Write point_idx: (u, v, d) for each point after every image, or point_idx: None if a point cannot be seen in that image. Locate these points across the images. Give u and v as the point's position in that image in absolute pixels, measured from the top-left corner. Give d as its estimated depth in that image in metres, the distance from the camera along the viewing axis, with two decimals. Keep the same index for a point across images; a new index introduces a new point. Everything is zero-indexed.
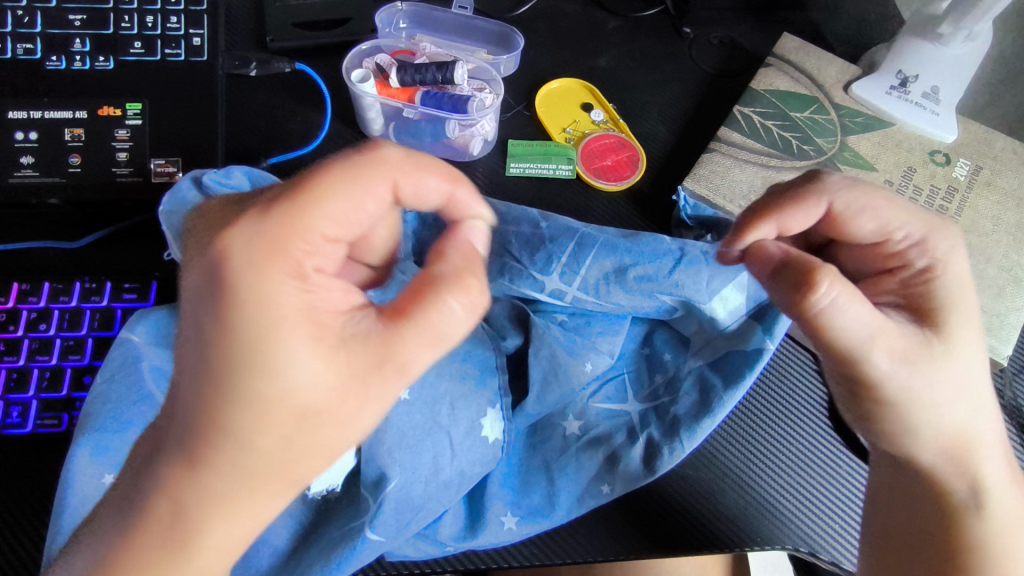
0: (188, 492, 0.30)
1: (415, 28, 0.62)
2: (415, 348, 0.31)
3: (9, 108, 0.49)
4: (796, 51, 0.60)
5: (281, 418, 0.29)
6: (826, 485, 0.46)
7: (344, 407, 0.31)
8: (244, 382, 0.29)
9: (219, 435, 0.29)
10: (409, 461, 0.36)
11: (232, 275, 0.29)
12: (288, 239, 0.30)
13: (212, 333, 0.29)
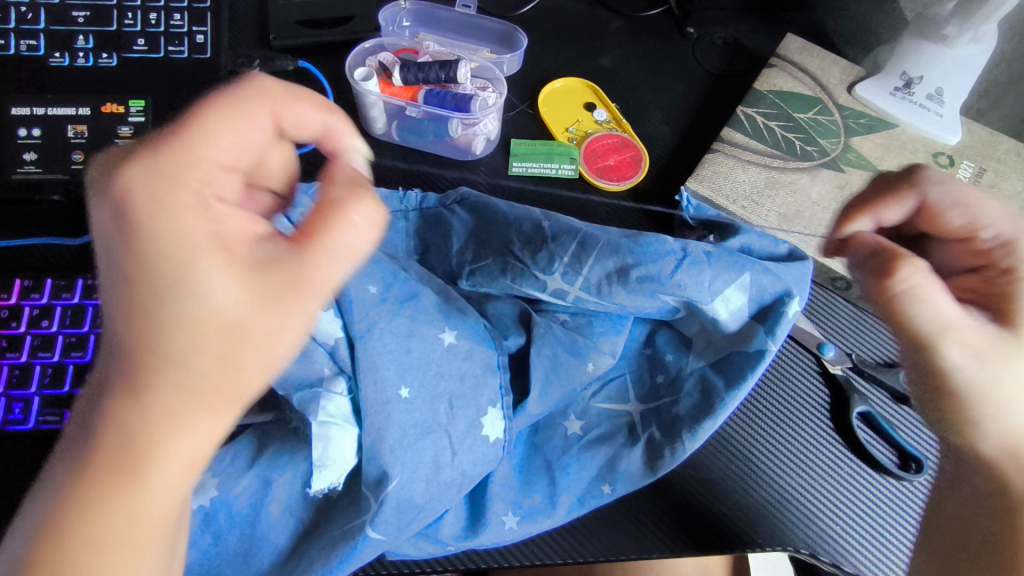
0: (134, 416, 0.29)
1: (418, 27, 0.62)
2: (328, 263, 0.32)
3: (11, 104, 0.49)
4: (799, 51, 0.61)
5: (209, 336, 0.29)
6: (828, 487, 0.46)
7: (268, 324, 0.30)
8: (169, 309, 0.29)
9: (157, 351, 0.29)
10: (409, 460, 0.36)
11: (132, 209, 0.30)
12: (184, 171, 0.30)
13: (122, 266, 0.29)
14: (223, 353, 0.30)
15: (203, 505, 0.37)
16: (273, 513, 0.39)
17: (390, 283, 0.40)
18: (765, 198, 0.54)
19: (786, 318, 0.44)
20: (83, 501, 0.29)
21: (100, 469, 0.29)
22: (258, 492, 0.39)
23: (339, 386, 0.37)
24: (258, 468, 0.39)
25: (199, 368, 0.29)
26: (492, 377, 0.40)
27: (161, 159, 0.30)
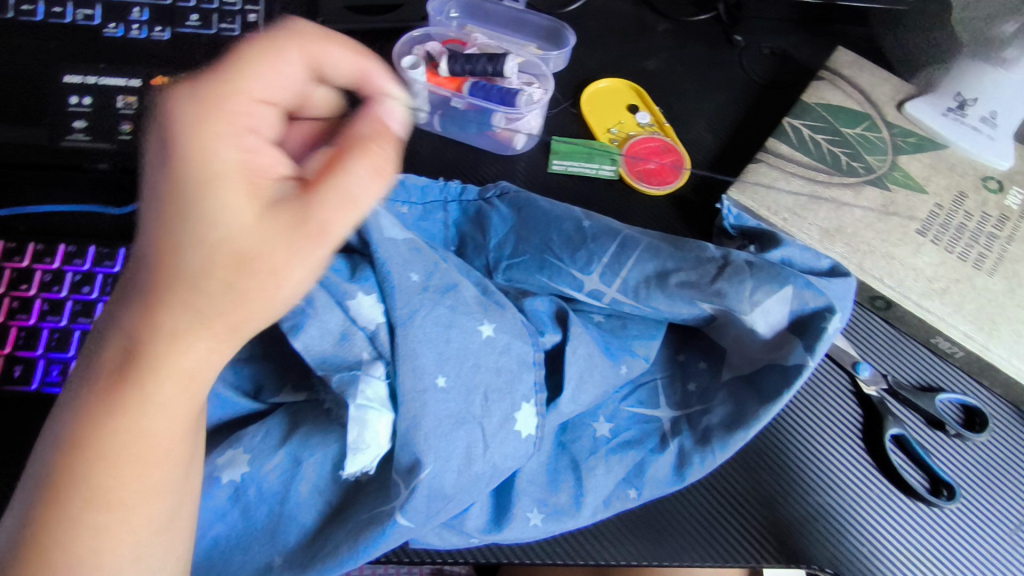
0: (144, 333, 0.31)
1: (466, 19, 0.61)
2: (336, 210, 0.33)
3: (66, 72, 0.50)
4: (850, 65, 0.59)
5: (218, 262, 0.31)
6: (857, 509, 0.45)
7: (275, 260, 0.32)
8: (191, 228, 0.31)
9: (172, 272, 0.31)
10: (443, 449, 0.36)
11: (176, 128, 0.32)
12: (222, 99, 0.33)
13: (158, 182, 0.32)
14: (226, 279, 0.31)
15: (233, 479, 0.39)
16: (301, 492, 0.39)
17: (415, 251, 0.41)
18: (807, 212, 0.53)
19: (827, 335, 0.43)
20: (99, 421, 0.31)
21: (118, 391, 0.31)
22: (287, 471, 0.39)
23: (378, 370, 0.37)
24: (289, 448, 0.39)
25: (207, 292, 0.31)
26: (528, 370, 0.40)
27: (206, 89, 0.33)
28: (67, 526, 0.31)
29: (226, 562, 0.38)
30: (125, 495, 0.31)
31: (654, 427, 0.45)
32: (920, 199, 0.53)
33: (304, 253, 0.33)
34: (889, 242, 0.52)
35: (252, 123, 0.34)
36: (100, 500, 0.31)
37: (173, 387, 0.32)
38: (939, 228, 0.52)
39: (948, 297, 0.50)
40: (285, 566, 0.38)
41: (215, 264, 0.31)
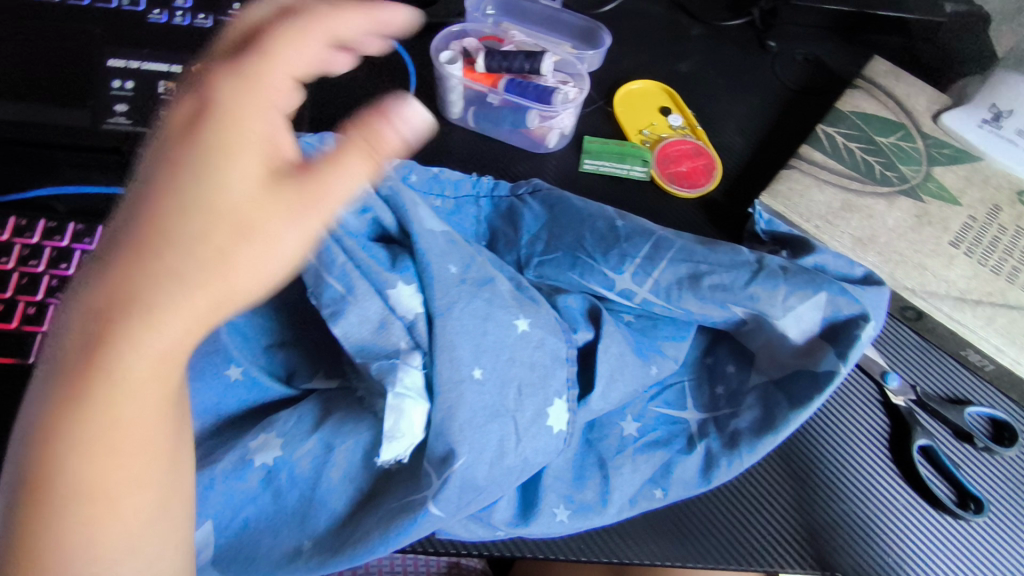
0: (115, 317, 0.29)
1: (501, 17, 0.62)
2: (333, 177, 0.32)
3: (109, 56, 0.50)
4: (885, 75, 0.59)
5: (217, 224, 0.31)
6: (882, 519, 0.45)
7: (268, 231, 0.31)
8: (201, 184, 0.31)
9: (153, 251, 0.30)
10: (477, 441, 0.37)
11: (214, 101, 0.34)
12: (260, 75, 0.35)
13: (173, 151, 0.33)
14: (208, 244, 0.31)
15: (266, 462, 0.39)
16: (332, 478, 0.39)
17: (450, 241, 0.41)
18: (840, 219, 0.52)
19: (861, 342, 0.43)
20: (67, 411, 0.30)
21: (85, 381, 0.30)
22: (319, 456, 0.39)
23: (414, 360, 0.38)
24: (322, 433, 0.40)
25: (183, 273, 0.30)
26: (562, 366, 0.40)
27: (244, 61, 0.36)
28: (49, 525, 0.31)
29: (255, 544, 0.39)
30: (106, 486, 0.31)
31: (681, 429, 0.45)
32: (953, 210, 0.53)
33: (294, 219, 0.32)
34: (923, 252, 0.51)
35: (272, 95, 0.35)
36: (83, 491, 0.31)
37: (139, 381, 0.30)
38: (973, 240, 0.52)
39: (980, 309, 0.49)
40: (314, 550, 0.38)
41: (212, 230, 0.31)
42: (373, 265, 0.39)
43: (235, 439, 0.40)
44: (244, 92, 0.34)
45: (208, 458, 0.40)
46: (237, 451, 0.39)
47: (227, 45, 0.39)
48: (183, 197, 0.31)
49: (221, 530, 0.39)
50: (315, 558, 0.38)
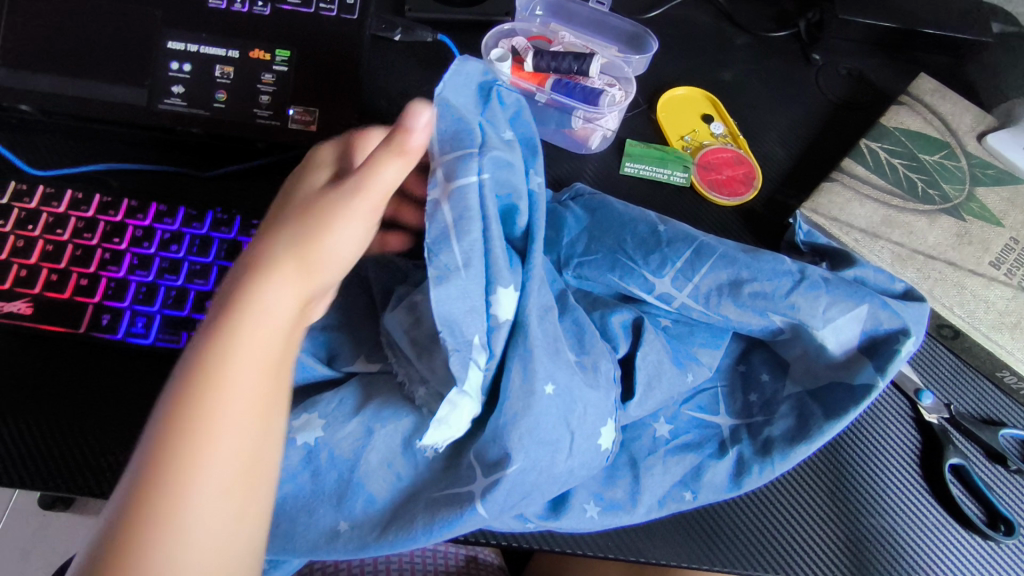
0: (245, 269, 0.36)
1: (549, 18, 0.63)
2: (382, 173, 0.37)
3: (168, 38, 0.51)
4: (931, 93, 0.59)
5: (306, 219, 0.37)
6: (909, 535, 0.45)
7: (333, 216, 0.37)
8: (270, 221, 0.39)
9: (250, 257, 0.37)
10: (533, 451, 0.37)
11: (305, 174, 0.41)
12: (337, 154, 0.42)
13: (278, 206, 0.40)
14: (292, 240, 0.36)
15: (307, 442, 0.40)
16: (371, 461, 0.40)
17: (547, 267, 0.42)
18: (880, 234, 0.53)
19: (900, 356, 0.43)
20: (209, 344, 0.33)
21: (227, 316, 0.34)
22: (360, 440, 0.40)
23: (480, 359, 0.36)
24: (363, 417, 0.40)
25: (277, 258, 0.36)
26: (611, 386, 0.42)
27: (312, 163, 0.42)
28: (164, 484, 0.30)
29: (291, 522, 0.40)
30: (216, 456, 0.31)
31: (713, 434, 0.46)
32: (995, 231, 0.53)
33: (348, 210, 0.37)
34: (962, 271, 0.51)
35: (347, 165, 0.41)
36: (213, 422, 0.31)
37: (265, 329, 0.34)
38: (1012, 263, 0.52)
39: (1018, 332, 0.49)
40: (351, 532, 0.39)
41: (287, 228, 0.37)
42: (501, 255, 0.38)
43: None
44: (309, 171, 0.41)
45: None
46: None
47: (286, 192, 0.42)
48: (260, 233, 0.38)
49: None
50: (354, 541, 0.39)
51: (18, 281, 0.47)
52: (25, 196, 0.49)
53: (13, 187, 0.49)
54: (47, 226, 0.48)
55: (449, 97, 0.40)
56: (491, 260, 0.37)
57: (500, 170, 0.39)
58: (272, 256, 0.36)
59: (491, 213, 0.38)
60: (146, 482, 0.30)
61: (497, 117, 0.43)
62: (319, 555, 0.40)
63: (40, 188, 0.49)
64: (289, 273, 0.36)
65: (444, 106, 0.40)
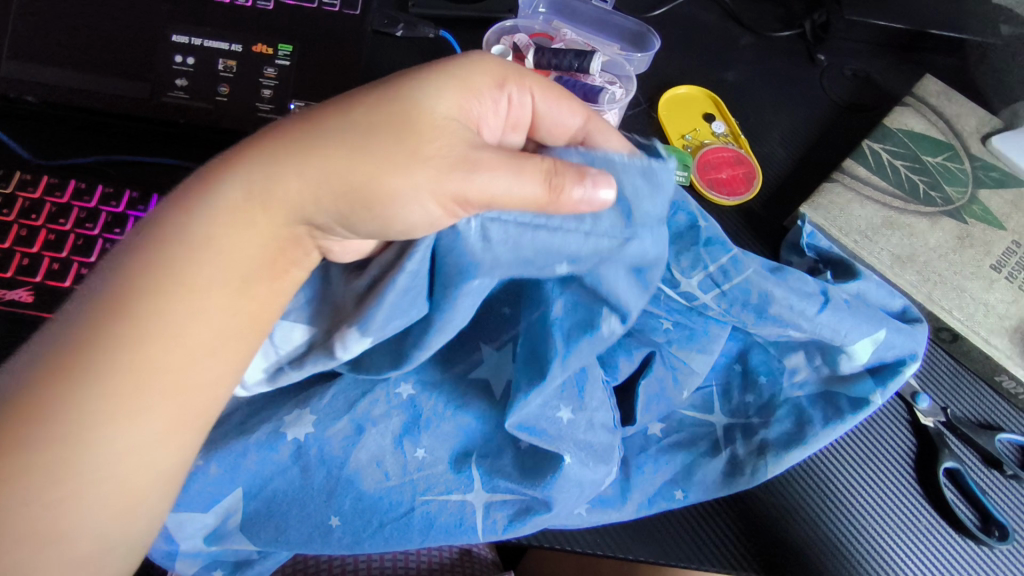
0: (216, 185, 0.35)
1: (552, 16, 0.63)
2: (493, 174, 0.33)
3: (173, 33, 0.52)
4: (937, 94, 0.58)
5: (356, 169, 0.33)
6: (903, 537, 0.45)
7: (425, 159, 0.33)
8: (362, 101, 0.35)
9: (269, 144, 0.35)
10: (573, 497, 0.41)
11: (437, 75, 0.36)
12: (511, 84, 0.39)
13: (371, 102, 0.35)
14: (352, 158, 0.34)
15: (297, 438, 0.42)
16: (360, 459, 0.42)
17: (530, 339, 0.40)
18: (879, 236, 0.52)
19: (902, 374, 0.44)
20: (150, 283, 0.35)
21: (172, 249, 0.35)
22: (350, 437, 0.42)
23: (285, 349, 0.39)
24: (353, 414, 0.42)
25: (314, 169, 0.34)
26: (607, 432, 0.42)
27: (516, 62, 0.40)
28: (67, 423, 0.33)
29: (285, 514, 0.42)
30: (147, 380, 0.34)
31: (707, 433, 0.46)
32: (998, 234, 0.52)
33: (409, 170, 0.33)
34: (963, 274, 0.51)
35: (476, 92, 0.37)
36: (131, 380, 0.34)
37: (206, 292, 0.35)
38: (1014, 266, 0.51)
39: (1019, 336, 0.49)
40: (344, 527, 0.42)
41: (376, 131, 0.34)
42: (382, 313, 0.35)
43: (270, 411, 0.43)
44: (486, 66, 0.38)
45: (241, 429, 0.42)
46: (271, 424, 0.42)
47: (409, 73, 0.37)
48: (327, 111, 0.35)
49: (251, 496, 0.42)
50: (348, 535, 0.42)
51: (20, 270, 0.47)
52: (30, 185, 0.50)
53: (18, 177, 0.50)
54: (50, 216, 0.49)
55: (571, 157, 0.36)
56: (371, 301, 0.35)
57: (502, 256, 0.35)
58: (299, 157, 0.34)
59: (411, 269, 0.34)
60: (46, 408, 0.33)
61: (590, 249, 0.36)
62: (310, 548, 0.43)
63: (44, 178, 0.50)
64: (306, 190, 0.34)
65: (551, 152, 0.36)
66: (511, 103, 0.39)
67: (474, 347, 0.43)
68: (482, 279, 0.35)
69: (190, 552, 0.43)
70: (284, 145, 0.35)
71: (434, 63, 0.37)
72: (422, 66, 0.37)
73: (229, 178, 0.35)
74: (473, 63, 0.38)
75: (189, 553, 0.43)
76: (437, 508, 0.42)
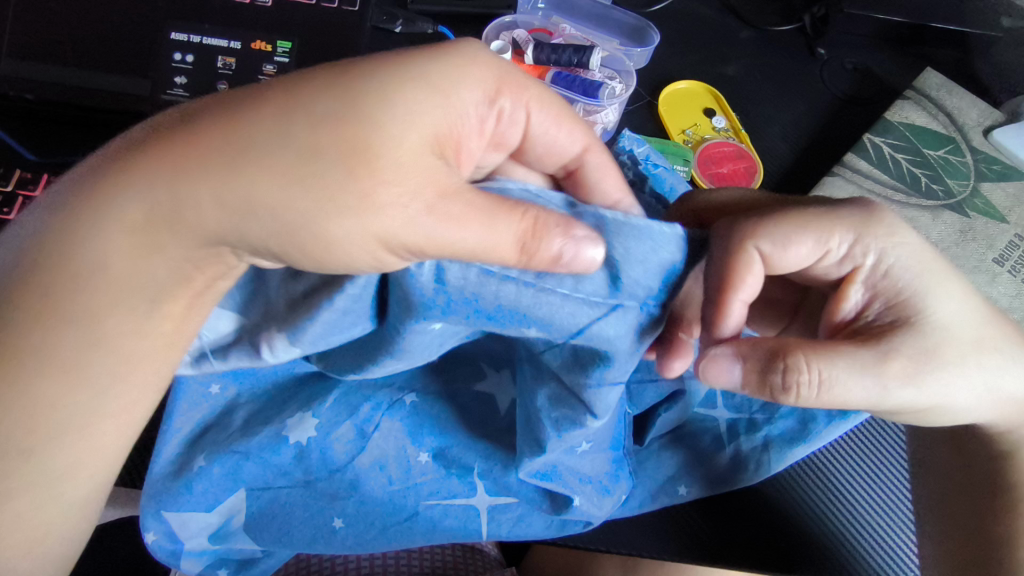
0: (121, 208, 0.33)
1: (551, 11, 0.63)
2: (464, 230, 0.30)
3: (172, 30, 0.52)
4: (938, 87, 0.58)
5: (301, 203, 0.30)
6: (904, 530, 0.45)
7: (379, 207, 0.30)
8: (306, 114, 0.30)
9: (193, 155, 0.31)
10: (595, 507, 0.41)
11: (404, 82, 0.31)
12: (503, 93, 0.36)
13: (323, 115, 0.30)
14: (288, 188, 0.30)
15: (300, 441, 0.42)
16: (363, 463, 0.42)
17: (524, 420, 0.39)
18: None
19: None
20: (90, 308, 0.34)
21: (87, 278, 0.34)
22: (354, 442, 0.42)
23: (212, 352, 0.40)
24: (356, 418, 0.42)
25: (235, 195, 0.30)
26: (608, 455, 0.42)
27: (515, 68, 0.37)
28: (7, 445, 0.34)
29: (289, 517, 0.43)
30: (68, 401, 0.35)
31: (711, 428, 0.46)
32: (999, 227, 0.53)
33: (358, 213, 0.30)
34: (964, 268, 0.51)
35: (452, 108, 0.33)
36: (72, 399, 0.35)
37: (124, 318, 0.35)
38: (1017, 259, 0.52)
39: None
40: (347, 529, 0.43)
41: (325, 156, 0.29)
42: (319, 325, 0.34)
43: (272, 413, 0.43)
44: (477, 76, 0.34)
45: (243, 431, 0.42)
46: (273, 427, 0.42)
47: (368, 72, 0.32)
48: (268, 113, 0.30)
49: (253, 497, 0.42)
50: (351, 536, 0.43)
51: None
52: (30, 184, 0.50)
53: (18, 176, 0.50)
54: None
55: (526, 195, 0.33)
56: (303, 315, 0.34)
57: (463, 307, 0.32)
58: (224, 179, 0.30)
59: (350, 293, 0.33)
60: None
61: (568, 313, 0.32)
62: (313, 548, 0.43)
63: (44, 177, 0.50)
64: (225, 217, 0.31)
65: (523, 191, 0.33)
66: (500, 117, 0.37)
67: (477, 367, 0.44)
68: (440, 321, 0.33)
69: (194, 550, 0.43)
70: (212, 159, 0.30)
71: (406, 61, 0.32)
72: (393, 64, 0.32)
73: (135, 198, 0.32)
74: (455, 74, 0.33)
75: (194, 551, 0.43)
76: (440, 512, 0.43)
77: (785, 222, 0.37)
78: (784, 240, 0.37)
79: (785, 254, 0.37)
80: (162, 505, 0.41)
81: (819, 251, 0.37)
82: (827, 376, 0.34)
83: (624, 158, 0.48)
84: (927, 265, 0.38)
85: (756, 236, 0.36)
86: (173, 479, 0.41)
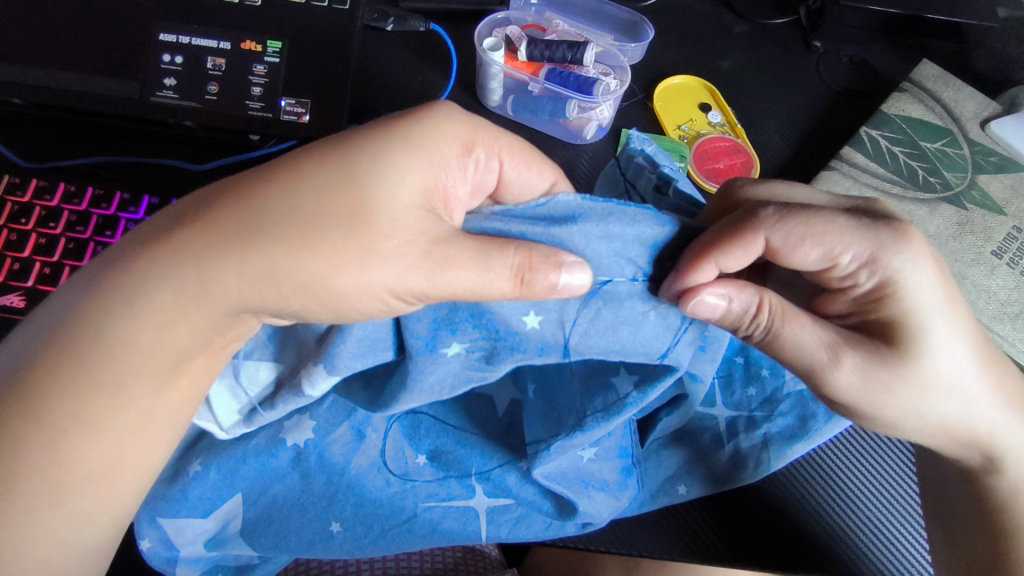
0: (123, 246, 0.35)
1: (545, 7, 0.61)
2: (455, 271, 0.31)
3: (160, 31, 0.51)
4: (934, 79, 0.58)
5: (285, 233, 0.31)
6: (908, 530, 0.45)
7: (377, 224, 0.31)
8: (293, 167, 0.32)
9: (211, 239, 0.32)
10: (594, 509, 0.41)
11: (396, 137, 0.33)
12: (480, 136, 0.36)
13: (324, 175, 0.32)
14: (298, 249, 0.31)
15: (297, 443, 0.41)
16: (361, 463, 0.42)
17: (545, 395, 0.40)
18: None
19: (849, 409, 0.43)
20: (81, 323, 0.34)
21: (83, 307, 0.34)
22: (351, 443, 0.42)
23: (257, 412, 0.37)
24: (353, 420, 0.42)
25: (253, 263, 0.32)
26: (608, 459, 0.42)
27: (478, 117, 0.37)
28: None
29: (287, 519, 0.42)
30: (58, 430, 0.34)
31: (710, 426, 0.45)
32: (997, 220, 0.53)
33: (343, 251, 0.31)
34: (964, 261, 0.51)
35: (437, 158, 0.34)
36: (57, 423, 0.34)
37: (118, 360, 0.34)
38: (1015, 251, 0.52)
39: (1020, 322, 0.50)
40: (345, 533, 0.43)
41: (330, 217, 0.31)
42: (346, 362, 0.33)
43: None
44: (454, 138, 0.35)
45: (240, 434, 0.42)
46: (271, 430, 0.41)
47: (370, 135, 0.33)
48: (273, 186, 0.32)
49: (250, 503, 0.42)
50: (349, 540, 0.42)
51: (11, 274, 0.46)
52: (18, 189, 0.49)
53: (7, 181, 0.49)
54: (40, 220, 0.48)
55: (499, 215, 0.34)
56: (331, 340, 0.34)
57: (470, 328, 0.34)
58: (214, 227, 0.32)
59: (356, 337, 0.34)
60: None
61: (558, 332, 0.34)
62: (311, 552, 0.43)
63: (32, 182, 0.49)
64: (245, 283, 0.32)
65: (495, 215, 0.34)
66: (478, 167, 0.36)
67: None
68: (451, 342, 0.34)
69: (190, 557, 0.42)
70: (212, 208, 0.32)
71: (388, 129, 0.33)
72: (383, 135, 0.33)
73: (135, 248, 0.34)
74: (443, 124, 0.35)
75: (189, 559, 0.42)
76: (440, 513, 0.43)
77: (813, 223, 0.37)
78: (799, 239, 0.37)
79: (795, 253, 0.37)
80: (157, 511, 0.40)
81: (828, 261, 0.37)
82: (778, 328, 0.37)
83: (641, 160, 0.44)
84: (941, 292, 0.37)
85: (772, 224, 0.37)
86: (169, 485, 0.41)
